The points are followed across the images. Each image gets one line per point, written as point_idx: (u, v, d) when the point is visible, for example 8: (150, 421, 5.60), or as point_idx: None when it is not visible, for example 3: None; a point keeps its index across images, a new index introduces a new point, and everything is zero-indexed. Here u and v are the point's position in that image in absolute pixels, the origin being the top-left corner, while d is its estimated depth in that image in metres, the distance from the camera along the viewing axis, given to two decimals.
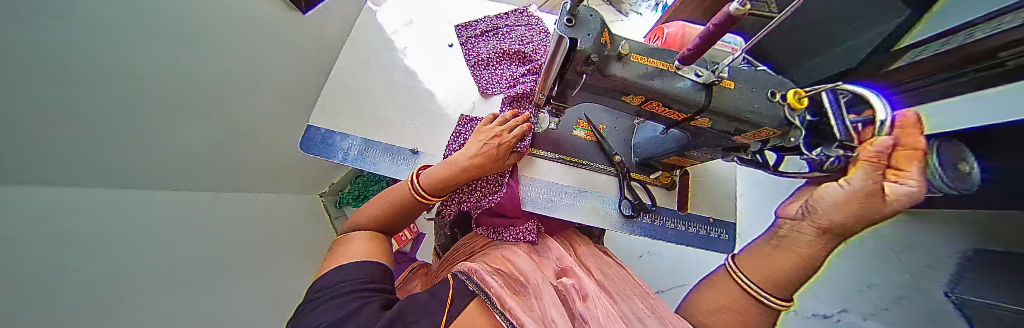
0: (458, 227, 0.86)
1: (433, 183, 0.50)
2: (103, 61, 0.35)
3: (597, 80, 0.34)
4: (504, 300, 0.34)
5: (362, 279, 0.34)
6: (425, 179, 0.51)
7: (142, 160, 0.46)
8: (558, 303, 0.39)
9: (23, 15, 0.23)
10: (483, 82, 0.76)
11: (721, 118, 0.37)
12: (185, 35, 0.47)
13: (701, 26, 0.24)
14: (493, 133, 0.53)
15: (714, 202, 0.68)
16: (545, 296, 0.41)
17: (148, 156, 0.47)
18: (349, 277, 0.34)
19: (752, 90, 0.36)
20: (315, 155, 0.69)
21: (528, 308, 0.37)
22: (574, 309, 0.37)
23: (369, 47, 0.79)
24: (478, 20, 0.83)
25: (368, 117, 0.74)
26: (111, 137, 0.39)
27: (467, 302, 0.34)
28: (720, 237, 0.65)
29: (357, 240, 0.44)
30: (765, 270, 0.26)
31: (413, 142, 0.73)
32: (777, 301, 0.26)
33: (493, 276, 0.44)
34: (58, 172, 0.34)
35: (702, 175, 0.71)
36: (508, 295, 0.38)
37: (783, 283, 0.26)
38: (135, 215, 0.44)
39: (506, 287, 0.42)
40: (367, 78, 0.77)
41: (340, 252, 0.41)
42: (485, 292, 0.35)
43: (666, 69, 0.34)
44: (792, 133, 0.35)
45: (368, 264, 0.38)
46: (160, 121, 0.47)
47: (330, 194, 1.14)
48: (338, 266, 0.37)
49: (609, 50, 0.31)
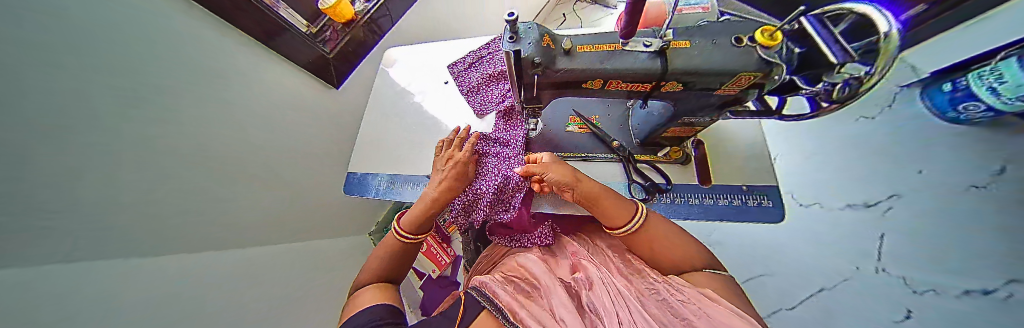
0: (481, 241, 0.92)
1: (409, 222, 0.57)
2: (89, 73, 0.34)
3: (550, 76, 0.39)
4: (513, 307, 0.36)
5: (377, 318, 0.37)
6: (403, 222, 0.58)
7: (106, 197, 0.40)
8: (570, 301, 0.39)
9: (21, 14, 0.24)
10: (476, 105, 0.85)
11: (688, 78, 0.36)
12: (186, 72, 0.49)
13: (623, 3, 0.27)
14: (447, 157, 0.62)
15: (744, 168, 0.60)
16: (555, 296, 0.41)
17: (113, 193, 0.41)
18: (365, 319, 0.37)
19: (713, 42, 0.35)
20: (355, 195, 0.85)
21: (540, 305, 0.38)
22: (583, 300, 0.39)
23: (382, 101, 0.95)
24: (465, 55, 0.94)
25: (387, 157, 0.87)
26: (84, 170, 0.35)
27: (478, 313, 0.37)
28: (762, 205, 0.56)
29: (366, 292, 0.47)
30: (606, 214, 0.52)
31: (425, 170, 0.82)
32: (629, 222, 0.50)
33: (505, 286, 0.45)
34: (52, 207, 0.32)
35: (721, 141, 0.64)
36: (520, 302, 0.39)
37: (616, 217, 0.51)
38: (114, 270, 0.39)
39: (518, 293, 0.43)
40: (383, 126, 0.91)
41: (353, 304, 0.45)
42: (495, 305, 0.37)
43: (615, 50, 0.36)
44: (775, 72, 0.33)
45: (381, 307, 0.41)
46: (131, 159, 0.42)
47: (376, 232, 1.35)
48: (357, 312, 0.41)
49: (553, 50, 0.37)
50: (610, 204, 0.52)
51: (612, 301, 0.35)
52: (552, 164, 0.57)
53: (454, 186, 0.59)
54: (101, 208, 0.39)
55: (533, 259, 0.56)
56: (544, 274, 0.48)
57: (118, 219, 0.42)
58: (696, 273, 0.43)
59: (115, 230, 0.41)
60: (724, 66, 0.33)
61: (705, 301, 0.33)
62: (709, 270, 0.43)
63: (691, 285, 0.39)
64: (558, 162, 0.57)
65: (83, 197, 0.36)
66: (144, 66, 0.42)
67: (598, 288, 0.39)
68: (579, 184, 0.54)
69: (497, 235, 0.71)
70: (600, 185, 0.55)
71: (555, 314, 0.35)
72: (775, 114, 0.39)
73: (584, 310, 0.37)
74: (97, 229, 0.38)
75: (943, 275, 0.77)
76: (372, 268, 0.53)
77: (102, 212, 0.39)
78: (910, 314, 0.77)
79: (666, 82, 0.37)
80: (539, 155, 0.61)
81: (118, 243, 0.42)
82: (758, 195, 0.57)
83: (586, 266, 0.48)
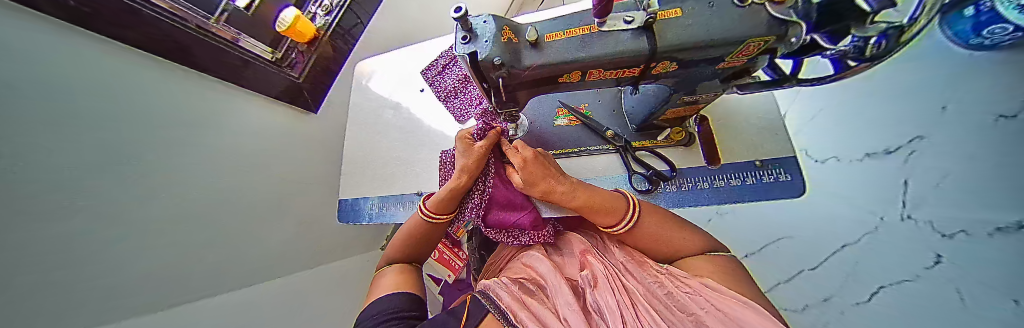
0: (485, 248, 0.87)
1: (437, 205, 0.58)
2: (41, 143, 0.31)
3: (519, 76, 0.32)
4: (515, 311, 0.32)
5: (393, 308, 0.39)
6: (430, 203, 0.59)
7: (102, 265, 0.39)
8: (569, 294, 0.36)
9: None
10: (457, 111, 0.80)
11: (683, 56, 0.30)
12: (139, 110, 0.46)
13: None
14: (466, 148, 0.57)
15: (756, 141, 0.54)
16: (559, 293, 0.37)
17: (107, 261, 0.40)
18: (383, 308, 0.40)
19: (710, 6, 0.28)
20: (352, 221, 0.83)
21: (546, 308, 0.34)
22: (587, 299, 0.34)
23: (361, 121, 0.90)
24: (438, 57, 0.87)
25: (374, 178, 0.82)
26: (67, 243, 0.34)
27: (484, 315, 0.34)
28: (779, 181, 0.51)
29: (387, 275, 0.51)
30: (595, 214, 0.46)
31: (416, 186, 0.78)
32: (609, 217, 0.45)
33: (510, 287, 0.41)
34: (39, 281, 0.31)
35: (727, 115, 0.58)
36: (523, 302, 0.36)
37: (613, 217, 0.45)
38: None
39: (522, 293, 0.39)
40: (366, 145, 0.86)
41: (376, 285, 0.49)
42: (496, 307, 0.33)
43: (591, 33, 0.30)
44: (790, 35, 0.26)
45: (398, 296, 0.43)
46: (114, 225, 0.41)
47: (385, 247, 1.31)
48: (375, 298, 0.44)
49: (516, 45, 0.31)
50: (592, 203, 0.46)
51: (617, 298, 0.31)
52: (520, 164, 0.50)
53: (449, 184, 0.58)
54: (92, 283, 0.37)
55: (538, 256, 0.51)
56: (551, 271, 0.44)
57: (114, 286, 0.40)
58: (698, 258, 0.39)
59: (119, 296, 0.41)
60: (754, 24, 0.26)
61: (713, 292, 0.28)
62: (710, 253, 0.39)
63: (691, 275, 0.34)
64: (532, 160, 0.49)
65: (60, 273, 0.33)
66: (90, 122, 0.38)
67: (603, 283, 0.35)
68: (553, 191, 0.49)
69: (493, 228, 0.61)
70: (590, 185, 0.49)
71: (558, 316, 0.31)
72: (787, 84, 0.33)
73: (589, 311, 0.32)
74: (110, 272, 0.40)
75: (956, 210, 0.66)
76: (394, 249, 0.58)
77: (89, 284, 0.37)
78: (940, 259, 0.67)
79: (657, 63, 0.31)
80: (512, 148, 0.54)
81: (137, 302, 0.42)
82: (774, 169, 0.52)
83: (591, 261, 0.43)
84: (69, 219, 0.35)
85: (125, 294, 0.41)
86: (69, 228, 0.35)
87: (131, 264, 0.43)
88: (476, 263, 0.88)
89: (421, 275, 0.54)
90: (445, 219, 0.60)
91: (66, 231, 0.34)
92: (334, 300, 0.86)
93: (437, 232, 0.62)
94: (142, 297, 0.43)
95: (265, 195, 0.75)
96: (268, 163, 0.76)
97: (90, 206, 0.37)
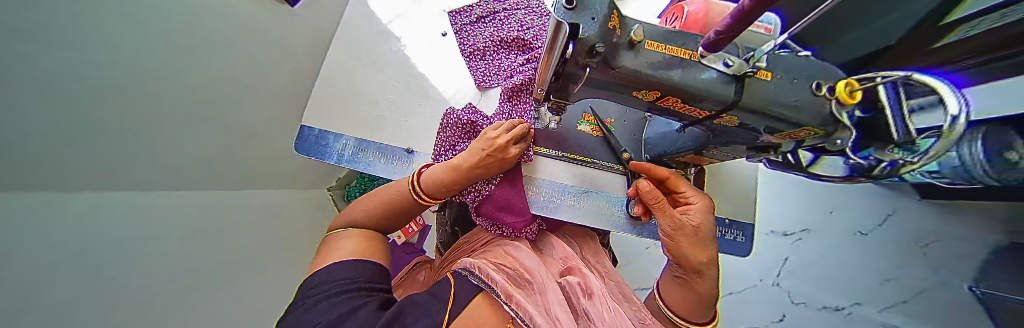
0: (459, 225, 0.83)
1: (431, 183, 0.51)
2: None
3: (602, 73, 0.30)
4: (510, 294, 0.35)
5: (361, 279, 0.36)
6: (425, 180, 0.51)
7: (34, 134, 0.30)
8: (562, 299, 0.38)
9: None
10: (479, 74, 0.71)
11: (752, 118, 0.32)
12: None
13: (716, 25, 0.20)
14: (493, 140, 0.50)
15: (733, 202, 0.64)
16: (549, 292, 0.39)
17: (38, 133, 0.30)
18: (348, 275, 0.36)
19: (792, 82, 0.29)
20: (312, 159, 0.66)
21: (533, 301, 0.37)
22: (580, 307, 0.38)
23: (363, 40, 0.75)
24: (473, 5, 0.76)
25: (358, 114, 0.70)
26: (15, 99, 0.26)
27: (472, 296, 0.35)
28: (736, 240, 0.61)
29: (351, 238, 0.45)
30: (691, 310, 0.38)
31: (407, 141, 0.69)
32: (684, 313, 0.38)
33: (498, 272, 0.42)
34: None
35: (720, 174, 0.65)
36: (516, 290, 0.38)
37: (697, 315, 0.38)
38: (45, 237, 0.31)
39: (511, 282, 0.40)
40: (359, 74, 0.73)
41: (333, 248, 0.43)
42: (492, 287, 0.35)
43: (689, 59, 0.29)
44: (837, 134, 0.30)
45: (369, 265, 0.40)
46: (62, 86, 0.31)
47: (336, 188, 1.15)
48: (330, 263, 0.39)
49: (617, 36, 0.27)
50: (687, 303, 0.38)
51: (611, 315, 0.35)
52: (658, 205, 0.39)
53: (452, 161, 0.51)
54: (11, 157, 0.28)
55: (523, 249, 0.52)
56: (538, 267, 0.46)
57: (25, 161, 0.30)
58: None
59: (24, 177, 0.30)
60: (822, 114, 0.28)
61: None
62: None
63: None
64: (694, 221, 0.38)
65: (41, 159, 0.31)
66: None
67: (599, 298, 0.39)
68: (676, 267, 0.39)
69: (485, 217, 0.60)
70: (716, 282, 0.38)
71: (551, 311, 0.34)
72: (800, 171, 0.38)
73: (577, 313, 0.38)
74: (28, 147, 0.30)
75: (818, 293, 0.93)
76: (366, 212, 0.51)
77: (12, 169, 0.28)
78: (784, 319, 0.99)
79: (727, 114, 0.32)
80: (687, 192, 0.42)
81: (34, 190, 0.32)
82: (737, 229, 0.62)
83: (582, 271, 0.46)
84: (41, 75, 0.28)
85: (30, 181, 0.31)
86: (30, 83, 0.27)
87: (50, 139, 0.32)
88: (447, 236, 0.85)
89: (388, 245, 0.50)
90: (436, 203, 0.54)
91: (18, 84, 0.26)
92: (281, 232, 0.81)
93: (419, 210, 0.55)
94: (38, 190, 0.32)
95: (233, 99, 0.62)
96: (240, 54, 0.60)
97: (41, 59, 0.27)
